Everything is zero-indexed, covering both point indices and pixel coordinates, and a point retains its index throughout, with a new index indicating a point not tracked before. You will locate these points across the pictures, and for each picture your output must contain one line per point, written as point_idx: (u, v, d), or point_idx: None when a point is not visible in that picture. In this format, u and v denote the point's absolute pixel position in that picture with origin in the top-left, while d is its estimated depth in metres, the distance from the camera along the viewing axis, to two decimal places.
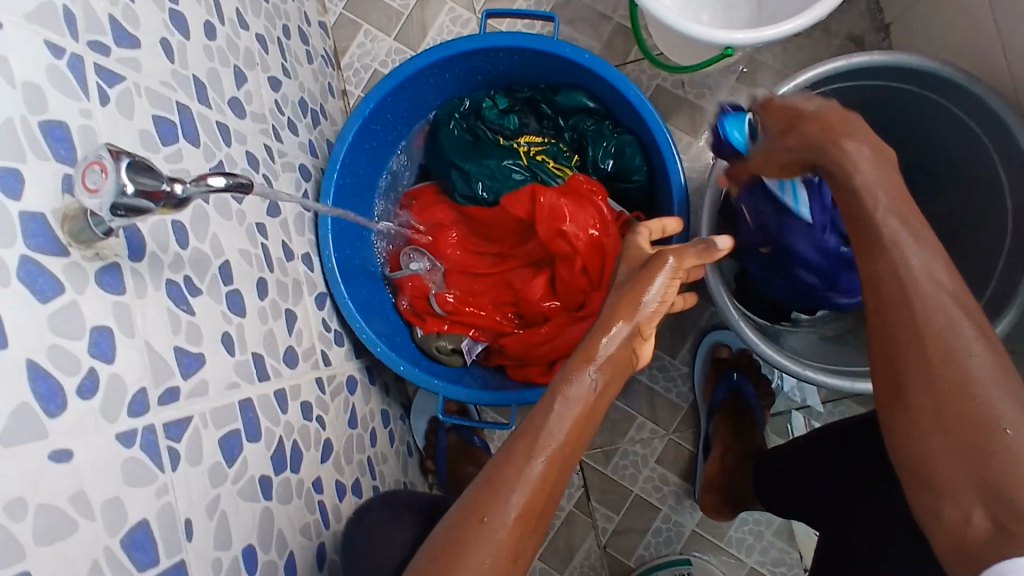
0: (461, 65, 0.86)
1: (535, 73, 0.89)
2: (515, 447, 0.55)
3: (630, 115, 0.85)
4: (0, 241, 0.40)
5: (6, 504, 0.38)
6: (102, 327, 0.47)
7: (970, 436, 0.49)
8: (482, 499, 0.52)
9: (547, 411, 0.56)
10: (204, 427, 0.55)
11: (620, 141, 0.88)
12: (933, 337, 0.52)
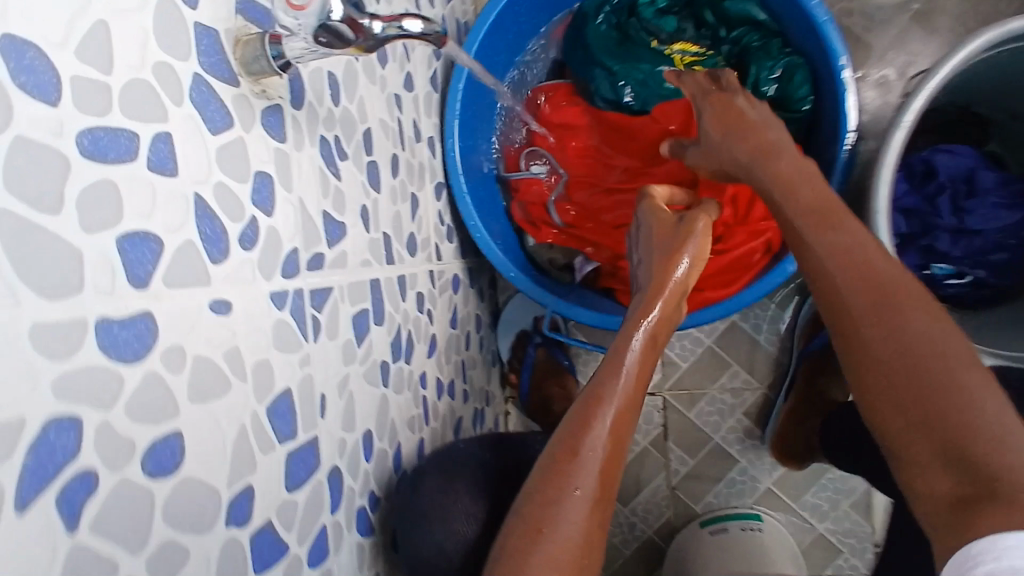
0: None
1: None
2: (590, 400, 0.52)
3: (804, 32, 0.76)
4: (173, 52, 0.34)
5: (165, 351, 0.32)
6: (263, 174, 0.42)
7: (924, 380, 0.43)
8: (562, 451, 0.50)
9: (613, 365, 0.54)
10: (341, 300, 0.51)
11: (788, 62, 0.78)
12: (896, 288, 0.48)
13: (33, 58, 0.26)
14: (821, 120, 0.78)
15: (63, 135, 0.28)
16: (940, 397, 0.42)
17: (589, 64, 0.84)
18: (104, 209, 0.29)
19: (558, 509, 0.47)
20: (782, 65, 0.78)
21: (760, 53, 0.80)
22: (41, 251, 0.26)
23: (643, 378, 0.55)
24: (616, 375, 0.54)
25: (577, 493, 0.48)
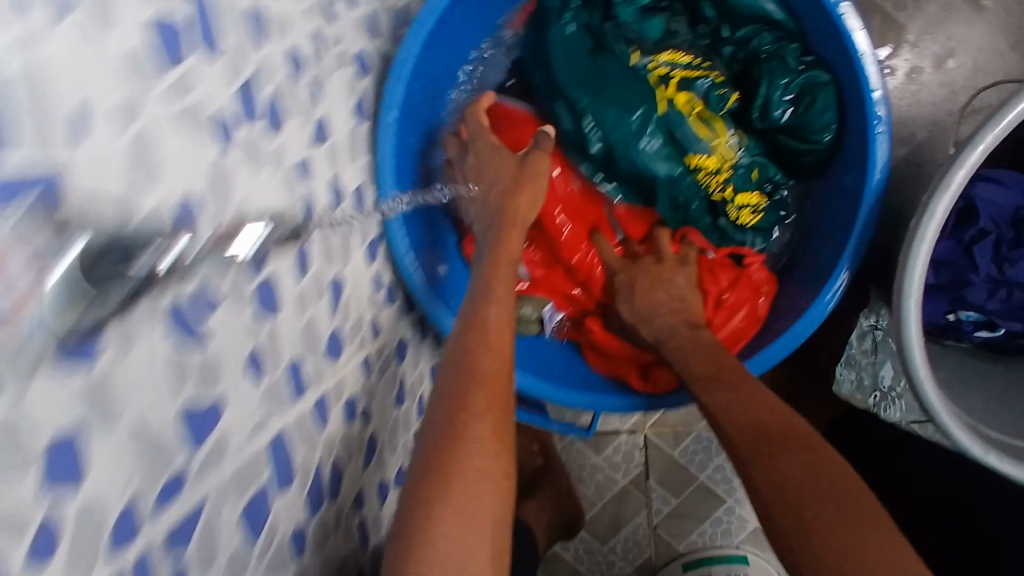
0: None
1: None
2: (449, 411, 0.49)
3: (829, 39, 0.67)
4: None
5: None
6: (58, 433, 0.29)
7: (857, 522, 0.42)
8: (431, 465, 0.47)
9: (464, 388, 0.51)
10: (223, 505, 0.40)
11: (804, 83, 0.70)
12: (777, 430, 0.51)
13: None
14: (846, 147, 0.69)
15: None
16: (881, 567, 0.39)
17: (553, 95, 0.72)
18: None
19: (438, 507, 0.44)
20: (802, 80, 0.69)
21: (774, 65, 0.71)
22: None
23: (502, 402, 0.51)
24: (467, 387, 0.51)
25: (460, 489, 0.45)
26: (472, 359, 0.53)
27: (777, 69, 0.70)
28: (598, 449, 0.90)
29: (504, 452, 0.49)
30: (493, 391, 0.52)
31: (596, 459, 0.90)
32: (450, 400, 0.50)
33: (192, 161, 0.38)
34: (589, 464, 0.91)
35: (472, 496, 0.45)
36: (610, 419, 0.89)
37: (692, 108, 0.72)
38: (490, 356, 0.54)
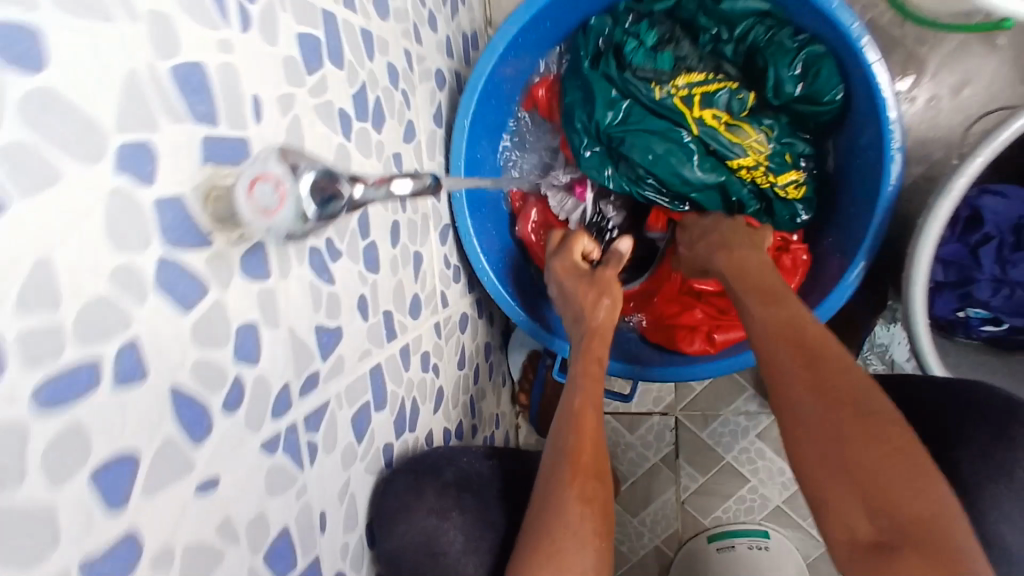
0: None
1: None
2: (551, 476, 0.58)
3: (811, 15, 0.65)
4: (134, 249, 0.32)
5: (154, 557, 0.33)
6: (246, 324, 0.40)
7: (870, 476, 0.44)
8: (539, 543, 0.54)
9: (563, 448, 0.60)
10: (340, 407, 0.51)
11: (809, 56, 0.68)
12: (831, 358, 0.51)
13: None
14: (855, 111, 0.67)
15: (15, 406, 0.26)
16: (870, 456, 0.45)
17: (605, 161, 0.74)
18: (69, 457, 0.29)
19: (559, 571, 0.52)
20: (802, 58, 0.68)
21: (773, 50, 0.69)
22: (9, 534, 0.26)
23: (602, 465, 0.60)
24: (565, 455, 0.59)
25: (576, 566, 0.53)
26: (570, 428, 0.62)
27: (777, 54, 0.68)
28: (632, 428, 0.99)
29: (604, 510, 0.56)
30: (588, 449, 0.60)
31: (629, 438, 0.99)
32: (557, 474, 0.58)
33: (325, 147, 0.50)
34: (622, 443, 0.99)
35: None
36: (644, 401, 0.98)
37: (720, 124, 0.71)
38: (589, 449, 0.60)
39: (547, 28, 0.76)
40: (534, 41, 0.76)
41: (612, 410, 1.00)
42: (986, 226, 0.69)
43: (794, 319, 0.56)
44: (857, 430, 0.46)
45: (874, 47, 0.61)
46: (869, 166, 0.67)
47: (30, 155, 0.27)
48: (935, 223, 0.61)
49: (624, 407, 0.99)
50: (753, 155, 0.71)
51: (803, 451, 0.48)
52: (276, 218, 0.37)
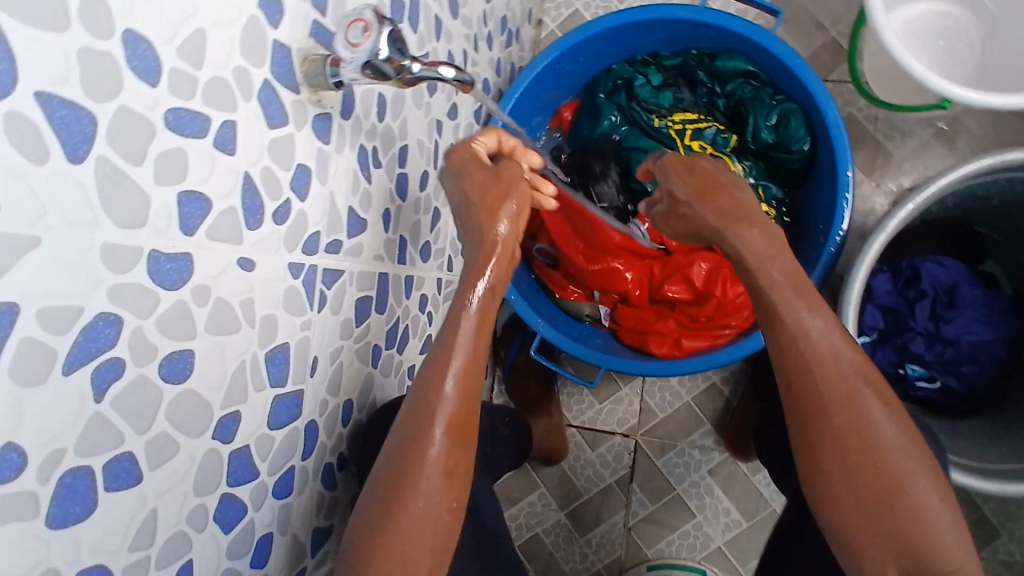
0: (622, 37, 0.85)
1: (657, 32, 0.84)
2: (417, 414, 0.56)
3: (791, 79, 0.79)
4: (250, 61, 0.44)
5: (197, 287, 0.42)
6: (303, 166, 0.51)
7: (884, 520, 0.55)
8: (401, 476, 0.55)
9: (422, 396, 0.57)
10: (349, 284, 0.60)
11: (783, 109, 0.81)
12: (830, 386, 0.58)
13: (147, 51, 0.36)
14: (821, 161, 0.80)
15: (154, 111, 0.37)
16: (887, 506, 0.55)
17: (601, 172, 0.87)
18: (172, 171, 0.39)
19: (404, 507, 0.54)
20: (778, 112, 0.81)
21: (754, 103, 0.83)
22: (124, 195, 0.36)
23: (470, 415, 0.57)
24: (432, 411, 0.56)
25: (419, 507, 0.55)
26: (440, 377, 0.57)
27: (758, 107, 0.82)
28: (594, 445, 1.04)
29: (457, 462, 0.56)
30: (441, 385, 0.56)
31: (590, 454, 1.04)
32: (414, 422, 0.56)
33: None
34: (582, 458, 1.04)
35: (423, 521, 0.55)
36: (610, 420, 1.03)
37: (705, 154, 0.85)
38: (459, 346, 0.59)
39: (581, 62, 0.88)
40: (571, 73, 0.89)
41: (579, 425, 1.04)
42: (923, 283, 0.82)
43: (806, 345, 0.59)
44: (879, 487, 0.56)
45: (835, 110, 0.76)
46: (824, 207, 0.80)
47: None
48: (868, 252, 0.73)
49: (590, 423, 1.04)
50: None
51: (832, 490, 0.57)
52: (360, 51, 0.43)
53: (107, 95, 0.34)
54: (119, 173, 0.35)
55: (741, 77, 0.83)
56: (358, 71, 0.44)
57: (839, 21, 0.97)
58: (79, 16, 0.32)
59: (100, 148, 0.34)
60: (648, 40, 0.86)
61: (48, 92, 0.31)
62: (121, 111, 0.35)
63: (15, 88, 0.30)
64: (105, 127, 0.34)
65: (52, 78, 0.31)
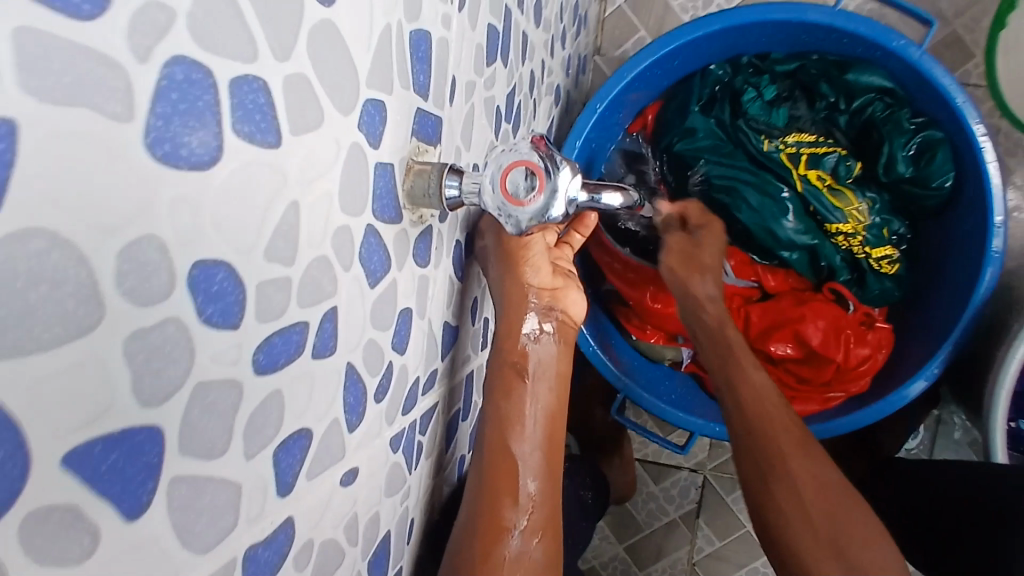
0: (730, 38, 0.70)
1: (774, 35, 0.70)
2: (480, 518, 0.49)
3: (938, 102, 0.67)
4: (351, 211, 0.30)
5: (299, 550, 0.29)
6: (405, 310, 0.38)
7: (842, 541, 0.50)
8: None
9: (485, 500, 0.49)
10: (441, 411, 0.48)
11: (925, 138, 0.69)
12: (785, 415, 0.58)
13: (227, 281, 0.22)
14: (963, 202, 0.69)
15: (240, 361, 0.23)
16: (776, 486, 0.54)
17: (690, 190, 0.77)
18: (266, 426, 0.26)
19: None
20: (919, 141, 0.69)
21: (888, 127, 0.70)
22: (208, 504, 0.23)
23: (545, 510, 0.51)
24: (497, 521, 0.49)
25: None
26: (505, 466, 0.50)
27: (894, 134, 0.70)
28: (658, 479, 0.96)
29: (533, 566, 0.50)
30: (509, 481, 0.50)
31: (652, 488, 0.96)
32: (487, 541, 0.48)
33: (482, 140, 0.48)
34: (644, 492, 0.96)
35: None
36: (675, 454, 0.96)
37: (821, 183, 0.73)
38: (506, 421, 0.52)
39: (676, 64, 0.73)
40: (663, 77, 0.74)
41: (642, 458, 0.97)
42: None
43: (762, 394, 0.60)
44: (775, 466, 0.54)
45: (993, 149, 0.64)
46: (964, 257, 0.68)
47: (303, 89, 0.25)
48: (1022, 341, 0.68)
49: (655, 455, 0.96)
50: (852, 222, 0.72)
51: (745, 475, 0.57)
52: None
53: (174, 385, 0.20)
54: (199, 480, 0.22)
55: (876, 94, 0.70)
56: (516, 226, 0.39)
57: (974, 6, 0.81)
58: (123, 287, 0.18)
59: (171, 467, 0.21)
60: (760, 43, 0.72)
61: (86, 443, 0.18)
62: (195, 396, 0.21)
63: (28, 479, 0.16)
64: (175, 432, 0.21)
65: (91, 417, 0.17)
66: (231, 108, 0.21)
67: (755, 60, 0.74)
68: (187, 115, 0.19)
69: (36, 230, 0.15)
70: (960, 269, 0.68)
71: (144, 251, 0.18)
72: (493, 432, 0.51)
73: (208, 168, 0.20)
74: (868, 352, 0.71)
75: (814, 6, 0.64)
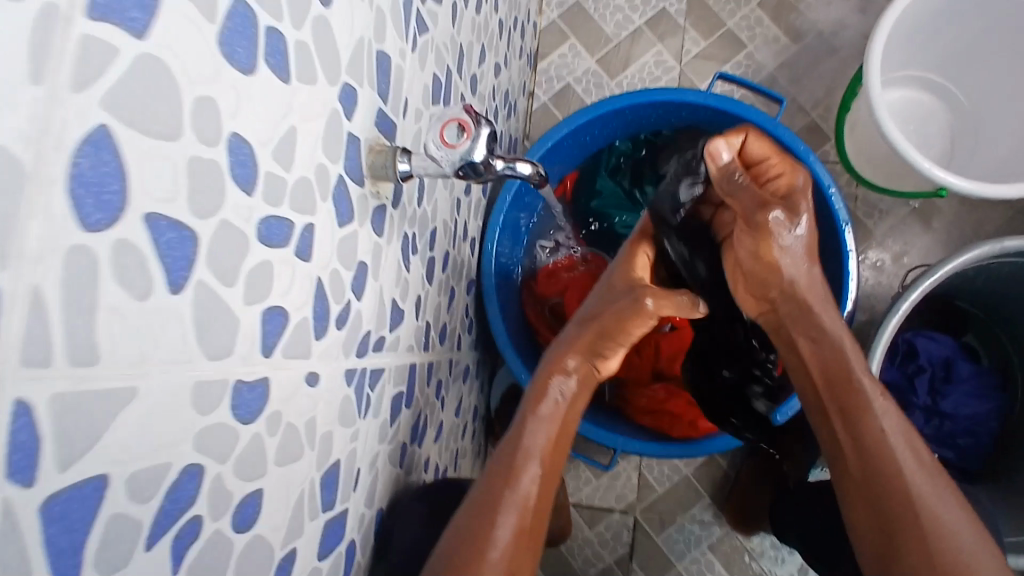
0: (626, 118, 0.87)
1: (662, 117, 0.87)
2: (486, 501, 0.55)
3: None
4: (329, 157, 0.40)
5: (271, 414, 0.36)
6: (362, 263, 0.46)
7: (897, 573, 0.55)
8: (461, 563, 0.51)
9: (495, 486, 0.56)
10: (388, 382, 0.55)
11: None
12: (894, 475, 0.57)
13: (247, 156, 0.31)
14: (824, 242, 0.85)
15: (248, 222, 0.32)
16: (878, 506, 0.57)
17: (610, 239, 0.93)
18: (260, 287, 0.34)
19: None
20: None
21: None
22: (217, 320, 0.30)
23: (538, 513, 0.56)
24: (501, 497, 0.55)
25: None
26: (514, 469, 0.57)
27: None
28: (591, 522, 1.00)
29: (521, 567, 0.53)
30: (512, 479, 0.56)
31: (587, 533, 1.00)
32: (479, 520, 0.53)
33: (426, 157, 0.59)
34: (580, 538, 1.00)
35: None
36: (607, 497, 1.01)
37: None
38: (534, 433, 0.60)
39: (586, 138, 0.89)
40: (577, 148, 0.90)
41: (576, 502, 1.01)
42: (920, 359, 0.86)
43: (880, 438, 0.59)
44: (886, 488, 0.57)
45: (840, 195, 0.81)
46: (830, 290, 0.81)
47: (305, 51, 0.36)
48: (879, 348, 0.76)
49: (587, 500, 1.01)
50: None
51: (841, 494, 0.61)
52: (456, 152, 0.39)
53: (209, 210, 0.29)
54: (214, 297, 0.30)
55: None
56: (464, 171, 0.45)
57: (820, 105, 1.02)
58: (192, 123, 0.27)
59: (202, 271, 0.29)
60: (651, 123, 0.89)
61: (160, 211, 0.26)
62: (220, 227, 0.30)
63: (126, 214, 0.24)
64: (205, 246, 0.29)
65: (163, 196, 0.26)
66: (264, 43, 0.32)
67: (650, 137, 0.91)
68: (239, 36, 0.30)
69: (156, 57, 0.25)
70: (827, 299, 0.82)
71: (206, 107, 0.28)
72: (515, 438, 0.60)
73: (246, 74, 0.31)
74: None
75: (687, 90, 0.81)
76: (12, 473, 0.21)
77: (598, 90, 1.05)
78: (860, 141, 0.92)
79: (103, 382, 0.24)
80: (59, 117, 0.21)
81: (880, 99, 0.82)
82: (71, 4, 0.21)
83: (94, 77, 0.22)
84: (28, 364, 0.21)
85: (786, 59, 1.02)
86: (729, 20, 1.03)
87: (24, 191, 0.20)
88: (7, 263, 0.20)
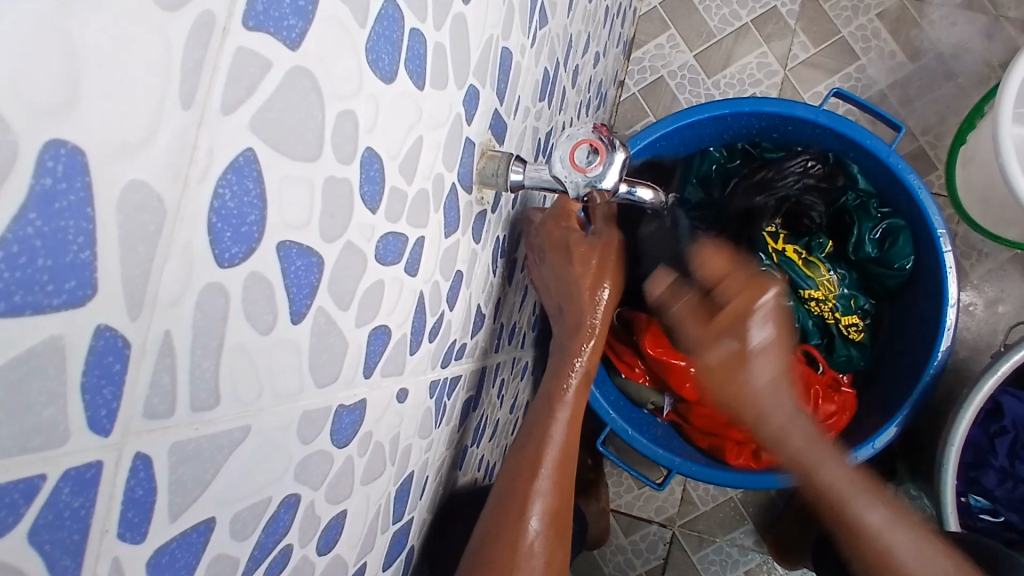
0: (727, 125, 0.82)
1: (766, 130, 0.83)
2: (518, 484, 0.55)
3: (902, 197, 0.79)
4: (447, 165, 0.37)
5: (363, 436, 0.34)
6: (458, 272, 0.44)
7: None
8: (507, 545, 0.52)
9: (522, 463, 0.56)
10: (461, 389, 0.53)
11: (889, 225, 0.82)
12: None
13: (376, 171, 0.29)
14: (920, 282, 0.81)
15: (369, 241, 0.30)
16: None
17: None
18: (370, 308, 0.32)
19: None
20: (883, 226, 0.82)
21: (859, 213, 0.83)
22: (331, 347, 0.29)
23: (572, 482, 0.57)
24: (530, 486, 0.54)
25: None
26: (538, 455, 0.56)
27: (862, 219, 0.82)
28: (627, 530, 0.99)
29: (559, 537, 0.54)
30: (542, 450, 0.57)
31: (622, 540, 0.99)
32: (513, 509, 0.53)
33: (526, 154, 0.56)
34: (614, 544, 0.99)
35: None
36: (647, 507, 0.99)
37: (798, 256, 0.84)
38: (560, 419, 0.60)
39: (679, 141, 0.84)
40: (668, 152, 0.85)
41: (615, 507, 0.99)
42: (1004, 420, 0.83)
43: None
44: None
45: (949, 239, 0.76)
46: (925, 341, 0.77)
47: (442, 53, 0.33)
48: (970, 406, 0.74)
49: (626, 507, 0.99)
50: (824, 290, 0.83)
51: None
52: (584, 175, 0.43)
53: (335, 233, 0.27)
54: (330, 324, 0.28)
55: (848, 185, 0.84)
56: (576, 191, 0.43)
57: (930, 130, 0.95)
58: (331, 140, 0.25)
59: (321, 298, 0.27)
60: (750, 135, 0.84)
61: (287, 239, 0.23)
62: (344, 250, 0.28)
63: (261, 245, 0.22)
64: (329, 270, 0.27)
65: (296, 222, 0.24)
66: (405, 48, 0.29)
67: (746, 147, 0.86)
68: (385, 42, 0.27)
69: (308, 70, 0.22)
70: (921, 347, 0.77)
71: (346, 121, 0.25)
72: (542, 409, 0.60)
73: (385, 84, 0.28)
74: (835, 409, 0.81)
75: (802, 105, 0.77)
76: (126, 531, 0.20)
77: (691, 88, 0.99)
78: (973, 180, 0.86)
79: (218, 425, 0.23)
80: (206, 141, 0.19)
81: (1010, 142, 0.76)
82: (228, 13, 0.18)
83: (245, 95, 0.20)
84: (150, 415, 0.19)
85: (900, 77, 0.95)
86: (844, 28, 0.97)
87: (162, 233, 0.18)
88: (142, 311, 0.18)
